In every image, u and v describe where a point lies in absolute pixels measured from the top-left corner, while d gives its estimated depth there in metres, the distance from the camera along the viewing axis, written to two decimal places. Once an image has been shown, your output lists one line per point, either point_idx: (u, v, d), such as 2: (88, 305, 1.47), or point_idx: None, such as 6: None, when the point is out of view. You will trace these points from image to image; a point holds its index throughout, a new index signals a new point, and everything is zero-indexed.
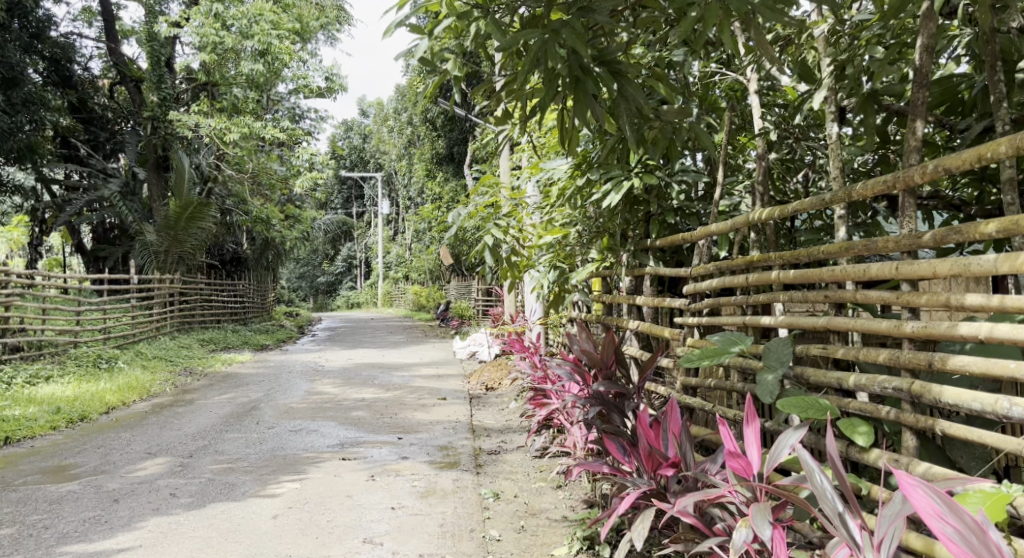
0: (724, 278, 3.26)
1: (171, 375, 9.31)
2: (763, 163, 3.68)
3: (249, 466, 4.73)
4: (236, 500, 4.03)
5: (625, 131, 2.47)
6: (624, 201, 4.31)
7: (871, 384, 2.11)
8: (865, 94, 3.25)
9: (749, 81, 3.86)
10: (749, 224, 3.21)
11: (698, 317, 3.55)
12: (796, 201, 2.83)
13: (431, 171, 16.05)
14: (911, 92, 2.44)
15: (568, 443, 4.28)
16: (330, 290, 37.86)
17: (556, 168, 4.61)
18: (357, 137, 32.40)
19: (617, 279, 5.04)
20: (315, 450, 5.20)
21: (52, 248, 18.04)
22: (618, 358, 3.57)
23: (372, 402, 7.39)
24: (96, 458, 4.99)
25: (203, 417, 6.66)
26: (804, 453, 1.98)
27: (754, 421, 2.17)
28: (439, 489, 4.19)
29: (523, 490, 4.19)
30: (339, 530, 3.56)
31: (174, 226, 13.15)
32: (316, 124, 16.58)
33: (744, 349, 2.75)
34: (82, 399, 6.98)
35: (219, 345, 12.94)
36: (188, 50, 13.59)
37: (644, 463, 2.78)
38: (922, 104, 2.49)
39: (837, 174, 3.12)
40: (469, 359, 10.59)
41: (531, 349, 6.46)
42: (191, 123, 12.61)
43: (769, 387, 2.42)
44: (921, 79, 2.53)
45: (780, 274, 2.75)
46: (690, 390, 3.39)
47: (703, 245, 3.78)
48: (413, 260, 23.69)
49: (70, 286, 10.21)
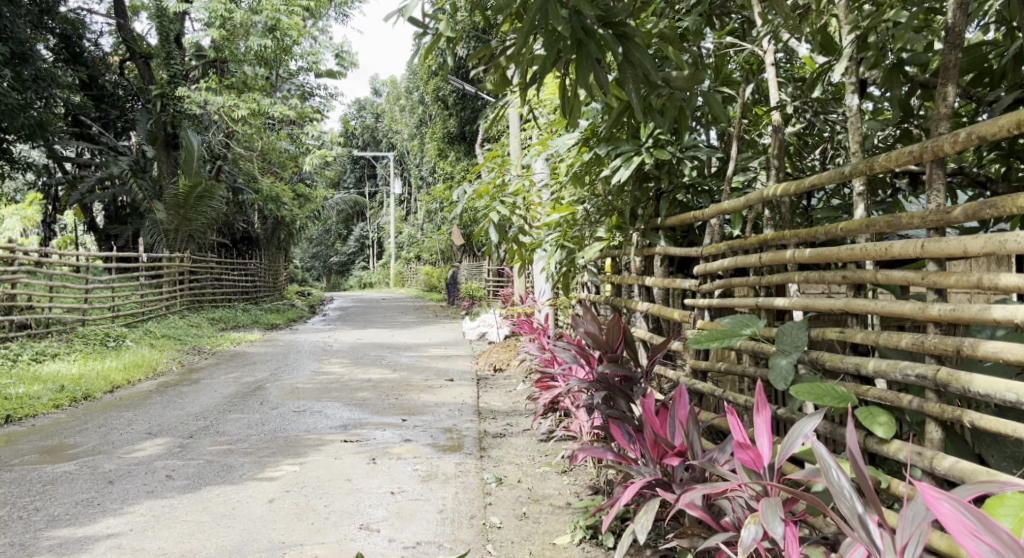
0: (737, 258, 3.12)
1: (179, 354, 9.24)
2: (779, 139, 3.54)
3: (249, 448, 4.64)
4: (233, 482, 3.94)
5: (629, 96, 2.34)
6: (634, 176, 4.18)
7: (892, 369, 1.97)
8: (890, 67, 3.23)
9: (766, 53, 3.71)
10: (765, 200, 3.07)
11: (709, 299, 3.43)
12: (814, 175, 2.70)
13: (442, 150, 15.89)
14: (943, 54, 2.28)
15: (573, 427, 4.16)
16: (342, 270, 37.80)
17: (562, 144, 4.44)
18: (369, 116, 32.25)
19: (627, 259, 4.92)
20: (317, 432, 5.11)
21: (65, 226, 18.03)
22: (625, 340, 3.42)
23: (379, 382, 7.30)
24: (95, 438, 4.91)
25: (207, 396, 6.59)
26: (820, 447, 1.85)
27: (764, 409, 2.03)
28: (442, 473, 4.08)
29: (526, 475, 4.08)
30: (336, 516, 3.46)
31: (183, 204, 13.08)
32: (325, 102, 16.46)
33: (756, 332, 2.62)
34: (87, 377, 6.92)
35: (228, 324, 12.89)
36: (197, 26, 13.43)
37: (649, 451, 2.67)
38: (954, 67, 2.33)
39: (857, 149, 2.98)
40: (478, 340, 10.49)
41: (540, 330, 6.36)
42: (200, 100, 12.50)
43: (782, 371, 2.30)
44: (953, 41, 2.37)
45: (796, 252, 2.61)
46: (700, 373, 3.27)
47: (715, 224, 3.65)
48: (425, 241, 23.59)
49: (79, 264, 10.16)
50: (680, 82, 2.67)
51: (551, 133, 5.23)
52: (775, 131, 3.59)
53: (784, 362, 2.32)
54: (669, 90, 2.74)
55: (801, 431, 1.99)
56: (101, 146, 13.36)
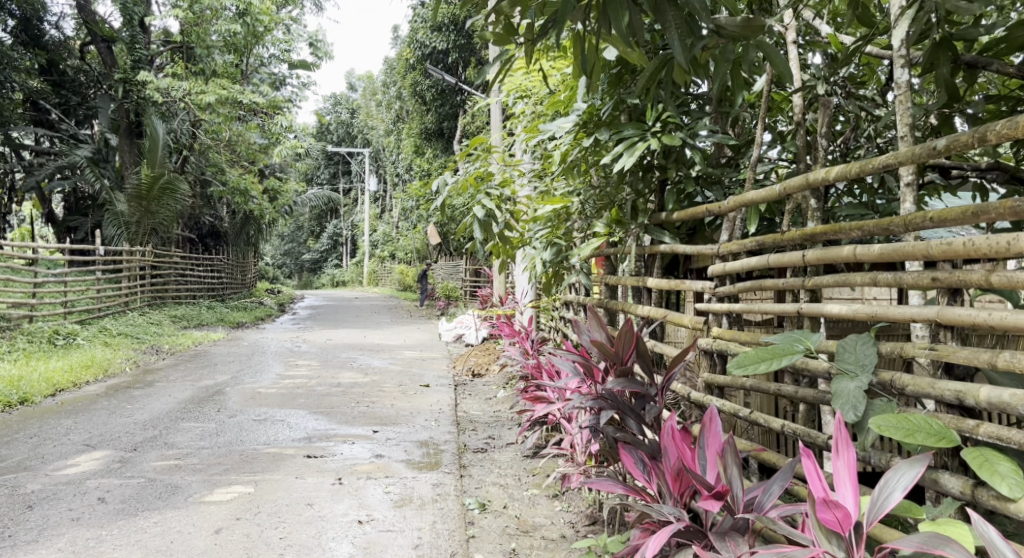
0: (768, 255, 2.66)
1: (135, 354, 8.63)
2: (827, 109, 3.18)
3: (199, 463, 4.13)
4: (175, 506, 3.44)
5: (670, 44, 1.95)
6: (637, 164, 3.73)
7: (1016, 403, 1.67)
8: (938, 41, 2.83)
9: (789, 27, 3.26)
10: (808, 187, 2.64)
11: (727, 306, 2.97)
12: (886, 155, 2.34)
13: (418, 147, 15.29)
14: None
15: (566, 444, 3.70)
16: (314, 267, 37.04)
17: (555, 130, 3.94)
18: (344, 111, 31.33)
19: (622, 258, 4.45)
20: (277, 445, 4.59)
21: (21, 218, 17.24)
22: (637, 350, 2.88)
23: (349, 387, 6.78)
24: (23, 450, 4.37)
25: (159, 402, 6.03)
26: (993, 530, 1.63)
27: (848, 450, 1.80)
28: (416, 498, 3.59)
29: (513, 499, 3.60)
30: (292, 552, 2.98)
31: (145, 196, 12.41)
32: (297, 92, 15.90)
33: (811, 348, 2.15)
34: (28, 379, 6.34)
35: (191, 323, 12.23)
36: (163, 8, 12.73)
37: (668, 485, 2.30)
38: None
39: (907, 131, 2.60)
40: (454, 342, 9.95)
41: (521, 334, 5.88)
42: (164, 85, 11.79)
43: (852, 398, 1.90)
44: None
45: (859, 247, 2.19)
46: (715, 389, 2.95)
47: (733, 217, 3.19)
48: (400, 240, 22.97)
49: (31, 256, 9.52)
50: (731, 29, 2.31)
51: (545, 120, 4.74)
52: (821, 107, 3.22)
53: (852, 386, 1.93)
54: (714, 37, 2.32)
55: (896, 482, 1.78)
56: (60, 134, 12.63)
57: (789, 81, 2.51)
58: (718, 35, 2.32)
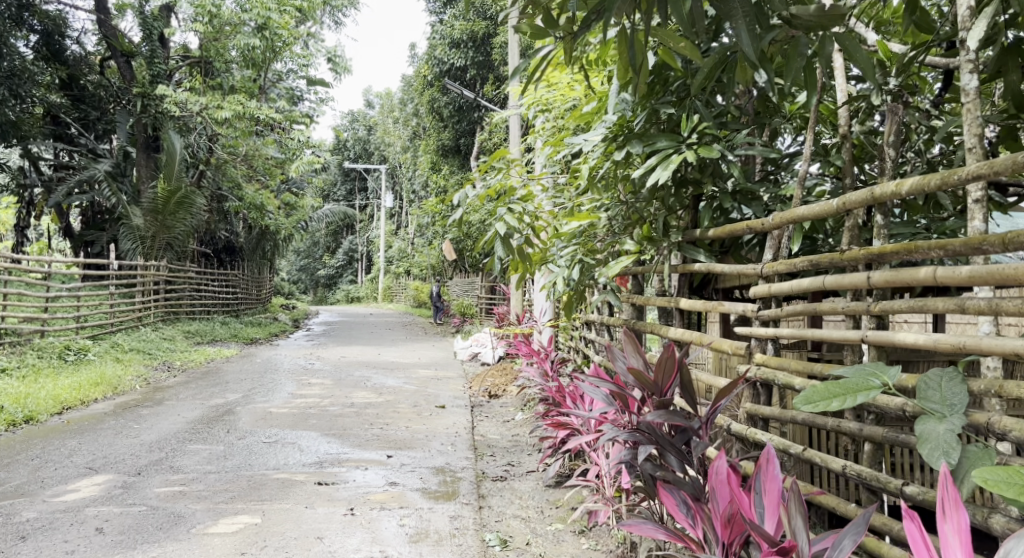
0: (825, 276, 2.42)
1: (145, 371, 8.44)
2: (895, 119, 2.89)
3: (205, 490, 3.92)
4: (176, 539, 3.22)
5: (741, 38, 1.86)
6: (671, 179, 3.49)
7: None
8: (1005, 48, 2.65)
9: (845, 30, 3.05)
10: (871, 202, 2.43)
11: (771, 330, 2.73)
12: (965, 170, 2.14)
13: (436, 164, 15.09)
14: None
15: (592, 477, 3.45)
16: (330, 283, 36.92)
17: (583, 143, 3.72)
18: (361, 127, 31.33)
19: (649, 276, 4.20)
20: (287, 470, 4.37)
21: (38, 231, 17.17)
22: (679, 379, 2.64)
23: (363, 408, 6.57)
24: (24, 474, 4.18)
25: (168, 421, 5.84)
26: None
27: (957, 512, 1.70)
28: (433, 532, 3.35)
29: (535, 535, 3.37)
30: None
31: (161, 211, 12.29)
32: (315, 107, 15.79)
33: (890, 384, 1.95)
34: (33, 396, 6.16)
35: (204, 339, 12.05)
36: (183, 23, 12.64)
37: (718, 531, 2.10)
38: None
39: (978, 147, 2.37)
40: (469, 361, 9.70)
41: (541, 355, 5.65)
42: (182, 99, 11.67)
43: (943, 443, 1.82)
44: None
45: (944, 271, 2.00)
46: (759, 420, 2.73)
47: (779, 234, 2.93)
48: (415, 257, 22.80)
49: (45, 270, 9.38)
50: (805, 20, 2.20)
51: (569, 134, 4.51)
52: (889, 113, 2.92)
53: (942, 429, 1.84)
54: (786, 26, 2.23)
55: None
56: (78, 147, 12.50)
57: (873, 77, 2.34)
58: (792, 26, 2.22)
